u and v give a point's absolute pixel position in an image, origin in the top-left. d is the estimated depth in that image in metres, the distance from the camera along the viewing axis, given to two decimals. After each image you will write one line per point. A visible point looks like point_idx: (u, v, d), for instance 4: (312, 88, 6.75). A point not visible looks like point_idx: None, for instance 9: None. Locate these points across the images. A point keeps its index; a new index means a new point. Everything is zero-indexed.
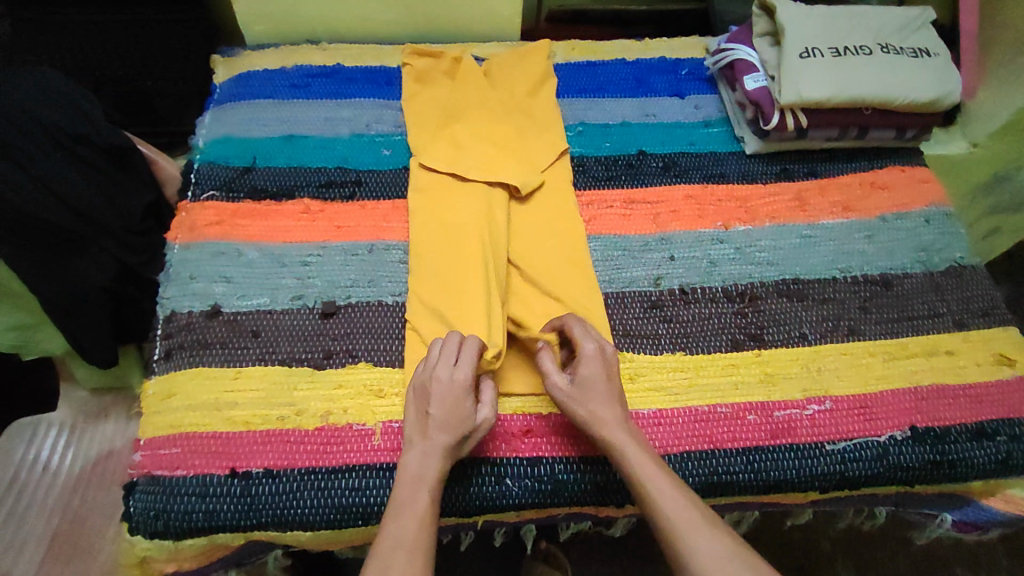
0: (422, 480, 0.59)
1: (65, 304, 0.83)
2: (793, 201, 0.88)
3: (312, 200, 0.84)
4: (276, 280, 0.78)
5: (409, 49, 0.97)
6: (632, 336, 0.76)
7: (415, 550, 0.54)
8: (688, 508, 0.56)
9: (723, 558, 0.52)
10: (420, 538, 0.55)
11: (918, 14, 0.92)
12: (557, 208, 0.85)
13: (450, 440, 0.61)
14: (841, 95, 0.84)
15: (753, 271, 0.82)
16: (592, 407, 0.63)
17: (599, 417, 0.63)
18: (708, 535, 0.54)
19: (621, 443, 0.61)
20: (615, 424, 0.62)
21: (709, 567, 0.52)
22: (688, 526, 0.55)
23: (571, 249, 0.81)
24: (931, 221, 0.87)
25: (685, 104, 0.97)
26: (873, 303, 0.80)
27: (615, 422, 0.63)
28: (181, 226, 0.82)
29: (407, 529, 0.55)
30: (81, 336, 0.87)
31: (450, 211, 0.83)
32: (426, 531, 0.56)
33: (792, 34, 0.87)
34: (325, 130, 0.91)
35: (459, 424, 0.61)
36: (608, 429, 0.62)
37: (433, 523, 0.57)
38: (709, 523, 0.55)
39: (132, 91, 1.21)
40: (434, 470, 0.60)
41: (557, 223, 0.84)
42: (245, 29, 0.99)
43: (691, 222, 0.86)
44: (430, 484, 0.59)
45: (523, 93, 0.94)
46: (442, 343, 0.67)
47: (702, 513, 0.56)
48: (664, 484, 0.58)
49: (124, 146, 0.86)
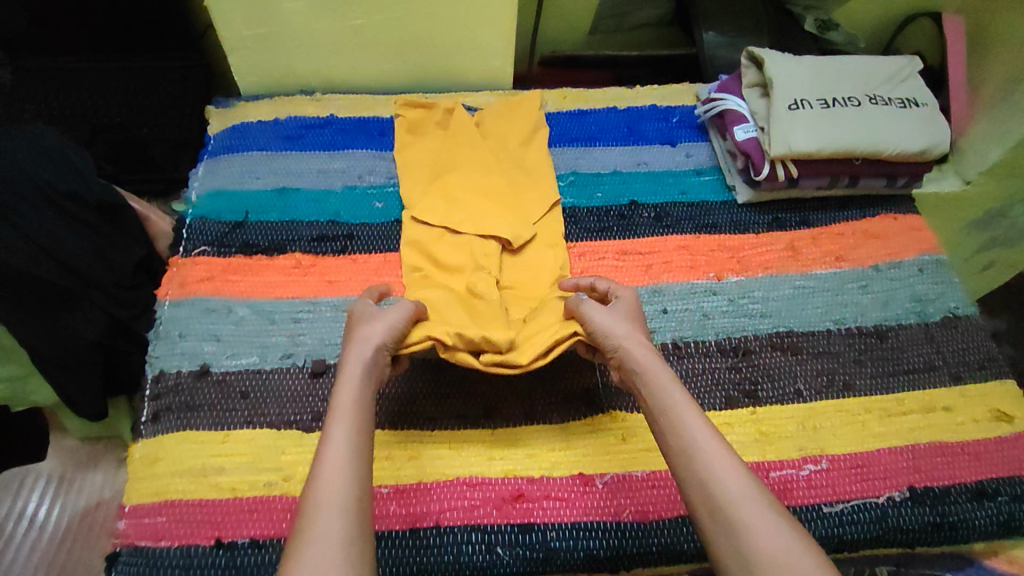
0: (339, 417, 0.57)
1: (57, 360, 0.83)
2: (786, 250, 0.88)
3: (303, 255, 0.84)
4: (266, 337, 0.78)
5: (400, 101, 0.97)
6: (624, 394, 0.75)
7: (344, 486, 0.52)
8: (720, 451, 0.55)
9: (754, 503, 0.51)
10: (348, 473, 0.52)
11: (906, 63, 0.92)
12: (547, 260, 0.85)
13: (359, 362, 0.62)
14: (830, 147, 0.84)
15: (746, 323, 0.82)
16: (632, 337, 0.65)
17: (639, 352, 0.64)
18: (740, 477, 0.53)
19: (666, 386, 0.61)
20: (656, 363, 0.63)
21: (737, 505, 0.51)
22: (723, 468, 0.54)
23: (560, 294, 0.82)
24: (924, 269, 0.87)
25: (676, 152, 0.98)
26: (867, 357, 0.80)
27: (656, 361, 0.63)
28: (172, 281, 0.81)
29: (331, 468, 0.52)
30: (69, 392, 0.87)
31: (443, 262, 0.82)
32: (354, 464, 0.53)
33: (781, 86, 0.87)
34: (318, 183, 0.91)
35: (363, 342, 0.63)
36: (646, 367, 0.63)
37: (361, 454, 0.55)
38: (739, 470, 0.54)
39: (128, 139, 1.20)
40: (350, 402, 0.58)
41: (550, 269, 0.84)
42: (239, 81, 1.00)
43: (683, 273, 0.86)
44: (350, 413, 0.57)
45: (515, 143, 0.94)
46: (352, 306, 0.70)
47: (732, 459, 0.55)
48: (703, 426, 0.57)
49: (115, 202, 0.84)
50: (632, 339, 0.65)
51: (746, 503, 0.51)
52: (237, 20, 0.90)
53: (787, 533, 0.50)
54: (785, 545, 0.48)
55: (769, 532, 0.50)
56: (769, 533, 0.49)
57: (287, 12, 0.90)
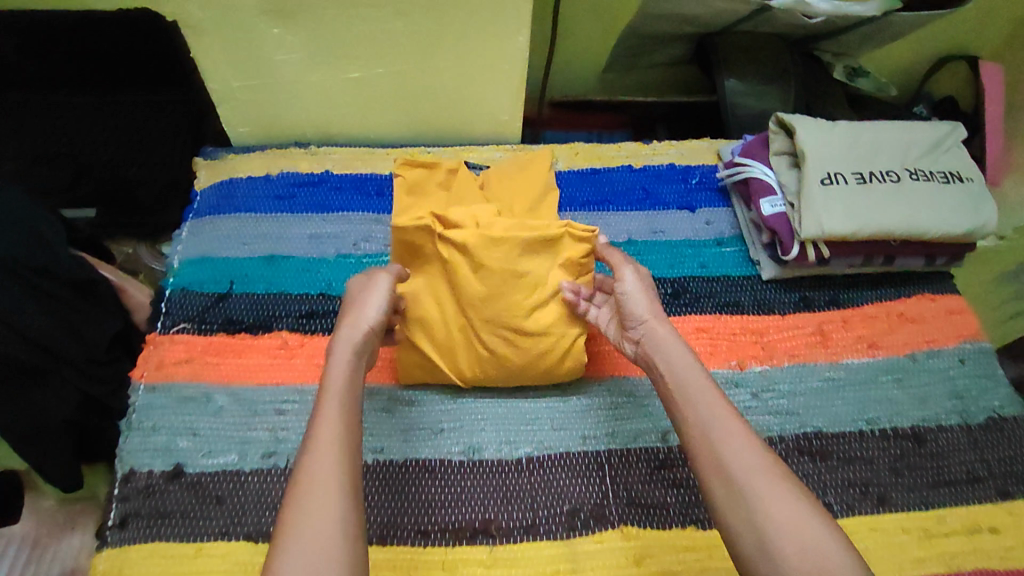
0: (331, 394, 0.57)
1: (16, 439, 0.75)
2: (815, 335, 0.81)
3: (290, 334, 0.78)
4: (247, 432, 0.71)
5: (400, 159, 0.89)
6: (637, 505, 0.69)
7: (332, 461, 0.52)
8: (734, 425, 0.57)
9: (764, 474, 0.53)
10: (337, 446, 0.53)
11: (949, 131, 0.84)
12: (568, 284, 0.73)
13: (348, 340, 0.62)
14: (867, 229, 0.77)
15: (772, 422, 0.75)
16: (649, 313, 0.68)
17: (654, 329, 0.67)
18: (751, 449, 0.55)
19: (685, 364, 0.63)
20: (673, 340, 0.65)
21: (747, 473, 0.54)
22: (735, 439, 0.56)
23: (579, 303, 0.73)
24: (966, 361, 0.80)
25: (696, 218, 0.90)
26: (905, 465, 0.73)
27: (673, 337, 0.66)
28: (147, 362, 0.75)
29: (325, 445, 0.52)
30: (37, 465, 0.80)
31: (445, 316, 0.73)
32: (341, 439, 0.54)
33: (814, 157, 0.80)
34: (309, 250, 0.84)
35: (357, 317, 0.63)
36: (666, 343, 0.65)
37: (350, 432, 0.55)
38: (752, 442, 0.56)
39: (114, 179, 1.14)
40: (340, 379, 0.58)
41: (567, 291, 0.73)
42: (228, 131, 0.93)
43: (702, 360, 0.79)
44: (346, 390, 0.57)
45: None
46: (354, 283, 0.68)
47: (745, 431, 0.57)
48: (717, 401, 0.59)
49: (90, 278, 0.78)
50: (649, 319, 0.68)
51: (755, 473, 0.53)
52: (227, 72, 0.84)
53: (798, 501, 0.51)
54: (796, 515, 0.50)
55: (777, 496, 0.52)
56: (777, 500, 0.51)
57: (281, 64, 0.83)
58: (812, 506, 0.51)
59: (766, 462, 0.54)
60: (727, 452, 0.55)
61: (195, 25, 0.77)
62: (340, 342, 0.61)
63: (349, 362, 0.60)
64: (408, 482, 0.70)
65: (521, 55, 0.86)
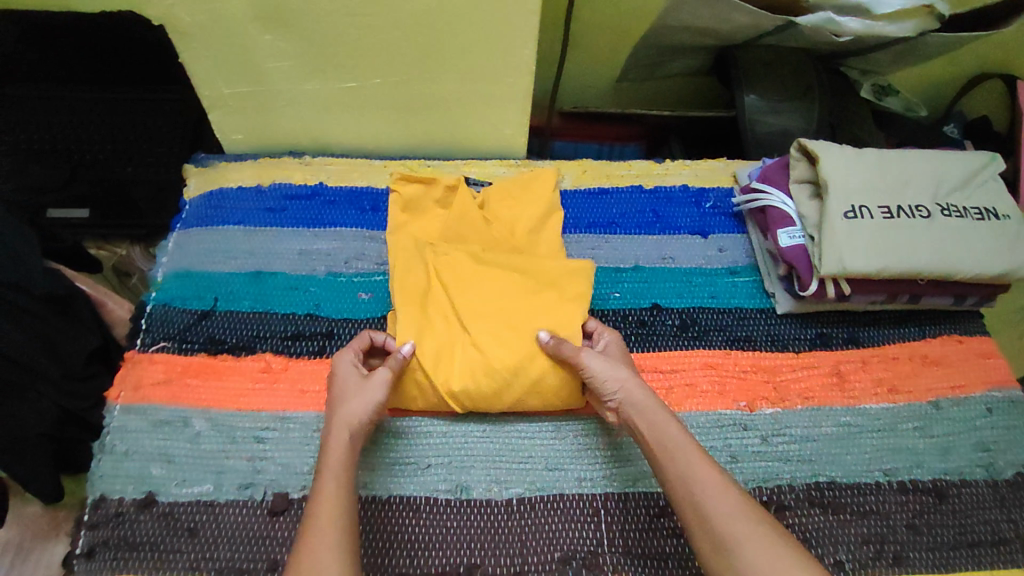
0: (327, 473, 0.58)
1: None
2: (831, 376, 0.76)
3: (273, 356, 0.74)
4: (224, 461, 0.68)
5: (397, 174, 0.85)
6: (634, 556, 0.65)
7: (337, 534, 0.53)
8: (711, 473, 0.57)
9: (745, 519, 0.54)
10: (340, 521, 0.54)
11: (985, 163, 0.79)
12: (564, 278, 0.76)
13: (345, 423, 0.62)
14: (891, 267, 0.72)
15: (781, 470, 0.70)
16: (620, 372, 0.67)
17: (627, 386, 0.66)
18: (729, 493, 0.56)
19: (659, 419, 0.62)
20: (645, 394, 0.65)
21: (728, 520, 0.54)
22: (715, 486, 0.56)
23: (575, 290, 0.75)
24: (994, 410, 0.75)
25: (708, 245, 0.86)
26: (924, 522, 0.68)
27: (642, 388, 0.65)
28: (124, 382, 0.72)
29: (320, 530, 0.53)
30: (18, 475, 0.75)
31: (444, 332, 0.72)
32: (344, 515, 0.55)
33: (837, 188, 0.74)
34: (298, 267, 0.81)
35: (355, 404, 0.63)
36: (638, 398, 0.64)
37: (348, 505, 0.56)
38: (728, 487, 0.56)
39: (109, 179, 1.08)
40: (337, 456, 0.59)
41: (562, 283, 0.76)
42: (222, 138, 0.89)
43: (709, 400, 0.74)
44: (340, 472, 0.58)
45: (523, 230, 0.83)
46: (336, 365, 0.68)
47: (722, 477, 0.57)
48: (692, 450, 0.59)
49: (66, 293, 0.75)
50: (620, 377, 0.66)
51: (737, 517, 0.54)
52: (218, 79, 0.80)
53: (779, 542, 0.52)
54: (780, 555, 0.51)
55: (760, 541, 0.52)
56: (761, 544, 0.52)
57: (274, 71, 0.79)
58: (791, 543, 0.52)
59: (743, 506, 0.55)
60: (707, 501, 0.56)
61: (183, 30, 0.74)
62: (336, 426, 0.62)
63: (344, 441, 0.61)
64: (390, 523, 0.65)
65: (526, 68, 0.81)
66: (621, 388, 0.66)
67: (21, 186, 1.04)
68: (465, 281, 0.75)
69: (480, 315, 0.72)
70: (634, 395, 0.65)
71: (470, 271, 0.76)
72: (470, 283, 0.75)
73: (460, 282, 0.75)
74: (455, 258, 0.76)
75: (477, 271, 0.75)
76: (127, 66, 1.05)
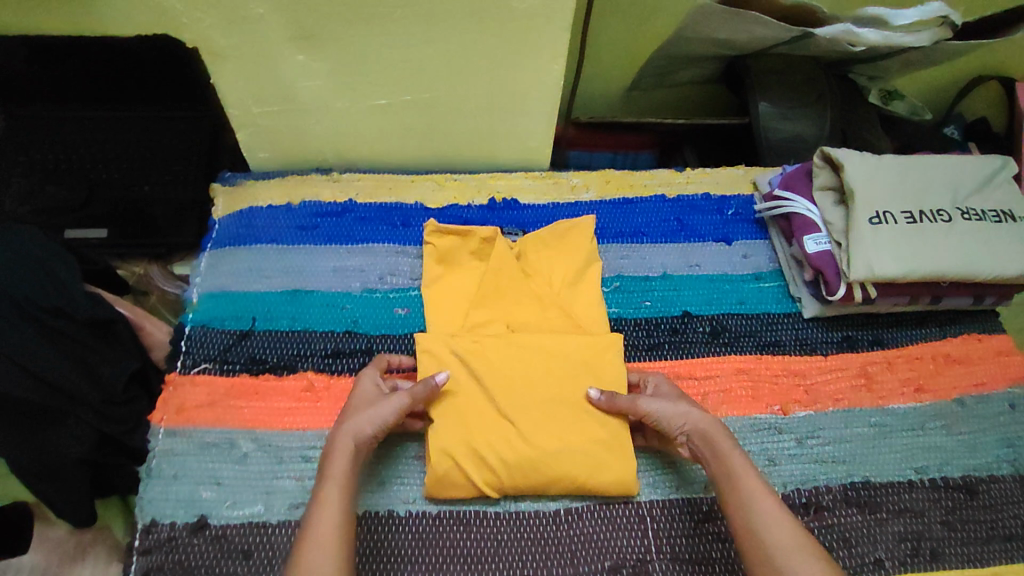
0: (330, 483, 0.59)
1: (30, 479, 0.72)
2: (859, 377, 0.79)
3: (315, 375, 0.74)
4: (273, 481, 0.68)
5: (431, 227, 0.83)
6: (682, 561, 0.67)
7: (334, 553, 0.54)
8: (773, 509, 0.59)
9: (802, 555, 0.55)
10: (335, 531, 0.55)
11: (1000, 165, 0.81)
12: (601, 361, 0.74)
13: (352, 436, 0.62)
14: (917, 272, 0.74)
15: (817, 472, 0.72)
16: (684, 409, 0.67)
17: (695, 419, 0.66)
18: (790, 528, 0.57)
19: (726, 450, 0.63)
20: (713, 426, 0.65)
21: (785, 556, 0.55)
22: (776, 522, 0.57)
23: (612, 374, 0.74)
24: (1016, 406, 0.78)
25: (733, 252, 0.88)
26: (957, 518, 0.70)
27: (711, 422, 0.66)
28: (167, 405, 0.72)
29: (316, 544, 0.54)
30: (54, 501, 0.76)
31: (485, 421, 0.70)
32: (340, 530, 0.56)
33: (862, 196, 0.77)
34: (333, 284, 0.81)
35: (363, 418, 0.63)
36: (707, 432, 0.65)
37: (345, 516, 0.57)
38: (790, 524, 0.58)
39: (126, 199, 1.02)
40: (340, 471, 0.59)
41: (600, 368, 0.74)
42: (248, 157, 0.90)
43: (744, 405, 0.76)
44: (339, 483, 0.59)
45: (557, 260, 0.83)
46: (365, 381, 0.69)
47: (785, 515, 0.58)
48: (757, 485, 0.60)
49: (107, 317, 0.75)
50: (687, 412, 0.67)
51: (794, 552, 0.55)
52: (248, 98, 0.80)
53: None
54: None
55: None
56: None
57: (304, 90, 0.80)
58: None
59: (802, 542, 0.56)
60: (768, 534, 0.57)
61: (216, 52, 0.75)
62: (342, 436, 0.62)
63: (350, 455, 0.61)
64: (442, 539, 0.66)
65: (554, 84, 0.83)
66: (689, 422, 0.66)
67: (40, 209, 0.99)
68: (503, 370, 0.72)
69: (523, 410, 0.70)
70: (703, 428, 0.65)
71: (506, 360, 0.73)
72: (510, 377, 0.72)
73: (497, 373, 0.72)
74: (489, 345, 0.73)
75: (514, 363, 0.72)
76: (140, 82, 1.00)
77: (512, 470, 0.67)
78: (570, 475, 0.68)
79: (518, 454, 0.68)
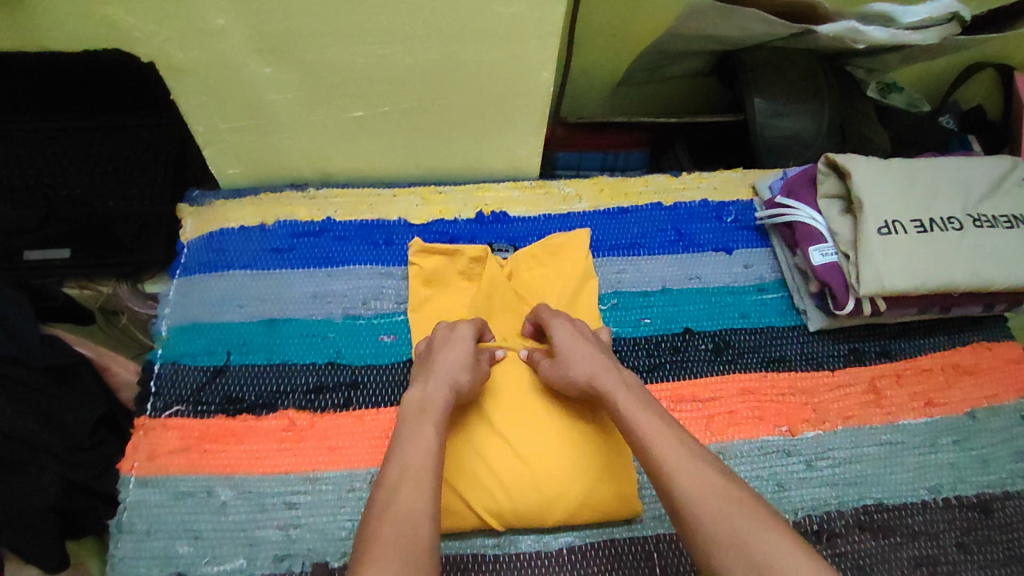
0: (425, 420, 0.59)
1: None
2: (868, 393, 0.76)
3: (297, 414, 0.70)
4: (254, 532, 0.64)
5: (416, 246, 0.79)
6: None
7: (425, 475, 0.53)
8: (676, 451, 0.54)
9: (715, 496, 0.50)
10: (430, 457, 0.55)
11: (1009, 167, 0.78)
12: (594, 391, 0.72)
13: (448, 380, 0.63)
14: (927, 285, 0.71)
15: (829, 495, 0.69)
16: (574, 364, 0.65)
17: (587, 370, 0.65)
18: (698, 468, 0.53)
19: (614, 393, 0.62)
20: (604, 374, 0.64)
21: (692, 495, 0.51)
22: (678, 463, 0.53)
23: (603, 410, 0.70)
24: None
25: (734, 262, 0.84)
26: (973, 539, 0.68)
27: (606, 373, 0.64)
28: (137, 452, 0.67)
29: (410, 472, 0.53)
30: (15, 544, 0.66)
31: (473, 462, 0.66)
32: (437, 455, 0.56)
33: (868, 204, 0.73)
34: (313, 310, 0.76)
35: (458, 368, 0.64)
36: (598, 379, 0.63)
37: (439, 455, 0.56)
38: (701, 466, 0.53)
39: (88, 216, 0.89)
40: (436, 409, 0.60)
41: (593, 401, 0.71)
42: (217, 173, 0.83)
43: (751, 426, 0.72)
44: (433, 419, 0.59)
45: (554, 280, 0.79)
46: (447, 329, 0.69)
47: (692, 455, 0.54)
48: (658, 427, 0.57)
49: (68, 362, 0.70)
50: (579, 367, 0.65)
51: (705, 496, 0.50)
52: (214, 113, 0.74)
53: (750, 520, 0.48)
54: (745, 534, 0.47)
55: (726, 516, 0.49)
56: (729, 523, 0.48)
57: (274, 104, 0.74)
58: (756, 518, 0.48)
59: (712, 481, 0.51)
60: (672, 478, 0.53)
61: (176, 67, 0.68)
62: (434, 382, 0.63)
63: (446, 397, 0.62)
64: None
65: (544, 91, 0.77)
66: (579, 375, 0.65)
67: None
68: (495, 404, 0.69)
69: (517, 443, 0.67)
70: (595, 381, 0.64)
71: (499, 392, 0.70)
72: (502, 410, 0.69)
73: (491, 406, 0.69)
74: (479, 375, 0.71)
75: (506, 395, 0.70)
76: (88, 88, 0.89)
77: (507, 514, 0.64)
78: (566, 513, 0.64)
79: (511, 495, 0.64)
